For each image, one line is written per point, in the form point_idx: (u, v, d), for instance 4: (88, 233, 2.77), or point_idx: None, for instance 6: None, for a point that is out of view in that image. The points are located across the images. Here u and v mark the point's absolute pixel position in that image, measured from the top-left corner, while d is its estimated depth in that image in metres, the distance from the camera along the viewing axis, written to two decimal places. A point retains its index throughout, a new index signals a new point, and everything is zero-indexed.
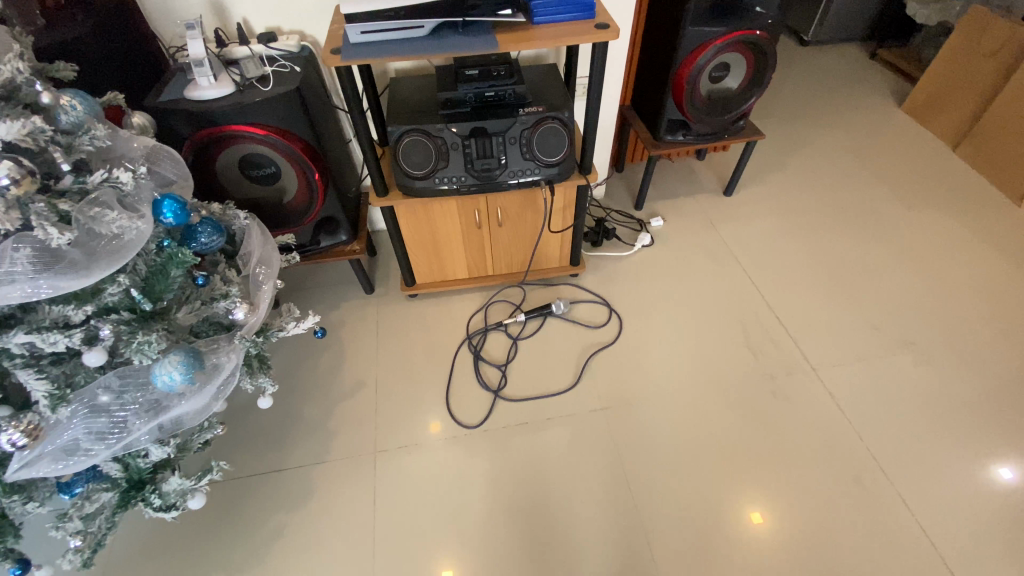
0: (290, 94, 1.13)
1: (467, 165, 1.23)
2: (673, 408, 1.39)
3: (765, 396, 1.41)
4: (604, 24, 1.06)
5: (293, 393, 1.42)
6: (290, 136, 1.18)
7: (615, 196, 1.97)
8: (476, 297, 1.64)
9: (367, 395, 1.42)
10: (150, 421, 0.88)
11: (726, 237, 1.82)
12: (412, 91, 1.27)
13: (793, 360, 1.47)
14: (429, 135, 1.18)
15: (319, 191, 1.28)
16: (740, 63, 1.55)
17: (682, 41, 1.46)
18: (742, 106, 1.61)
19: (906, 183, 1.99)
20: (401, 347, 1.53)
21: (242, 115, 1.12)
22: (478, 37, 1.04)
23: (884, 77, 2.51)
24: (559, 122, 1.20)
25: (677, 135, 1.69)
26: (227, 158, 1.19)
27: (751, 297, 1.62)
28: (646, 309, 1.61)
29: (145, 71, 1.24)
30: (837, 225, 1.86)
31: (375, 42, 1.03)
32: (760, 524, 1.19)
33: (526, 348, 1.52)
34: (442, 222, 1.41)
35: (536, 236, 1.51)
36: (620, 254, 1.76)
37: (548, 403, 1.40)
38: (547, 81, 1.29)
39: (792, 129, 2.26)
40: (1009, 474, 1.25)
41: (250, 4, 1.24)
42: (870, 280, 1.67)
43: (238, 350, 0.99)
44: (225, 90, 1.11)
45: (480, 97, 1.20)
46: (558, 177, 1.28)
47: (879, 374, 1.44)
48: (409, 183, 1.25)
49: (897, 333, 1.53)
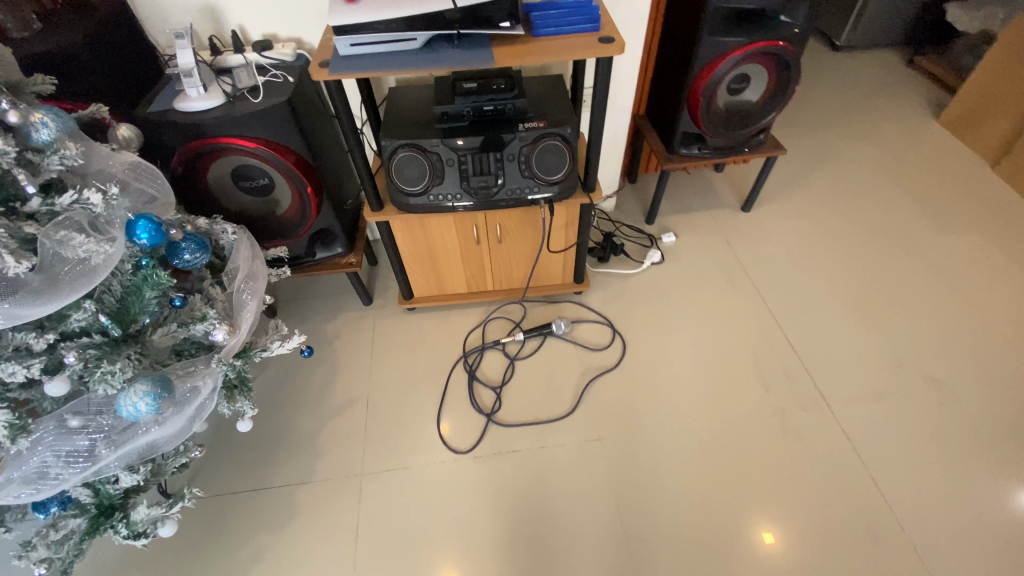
0: (280, 106, 1.09)
1: (463, 182, 1.18)
2: (675, 441, 1.31)
3: (774, 432, 1.32)
4: (609, 37, 1.00)
5: (283, 407, 1.40)
6: (282, 149, 1.14)
7: (626, 209, 1.89)
8: (475, 312, 1.59)
9: (358, 413, 1.38)
10: (118, 449, 0.84)
11: (742, 256, 1.73)
12: (410, 103, 1.22)
13: (807, 394, 1.38)
14: (423, 150, 1.14)
15: (312, 204, 1.24)
16: (761, 75, 1.45)
17: (698, 52, 1.37)
18: (762, 121, 1.52)
19: (939, 203, 1.87)
20: (395, 363, 1.49)
21: (231, 127, 1.08)
22: (473, 51, 0.99)
23: (920, 86, 2.36)
24: (561, 139, 1.14)
25: (692, 148, 1.61)
26: (219, 169, 1.17)
27: (765, 323, 1.53)
28: (652, 332, 1.53)
29: (145, 77, 1.21)
30: (862, 246, 1.75)
31: (365, 55, 0.99)
32: (772, 545, 1.16)
33: (523, 370, 1.46)
34: (439, 237, 1.37)
35: (538, 252, 1.45)
36: (628, 272, 1.69)
37: (543, 430, 1.34)
38: (551, 93, 1.23)
39: (818, 141, 2.14)
40: None
41: (245, 11, 1.20)
42: (895, 307, 1.56)
43: (214, 374, 0.96)
44: (215, 101, 1.08)
45: (479, 111, 1.14)
46: (558, 196, 1.22)
47: (899, 413, 1.34)
48: (402, 199, 1.20)
49: (922, 369, 1.42)
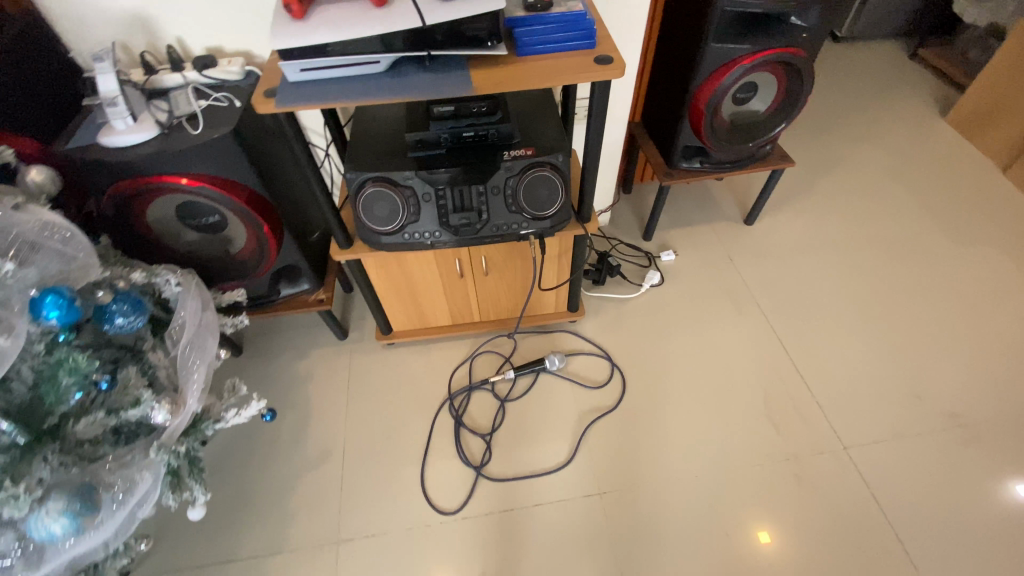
0: (225, 138, 0.94)
1: (442, 219, 1.03)
2: (681, 494, 1.20)
3: (788, 481, 1.22)
4: (606, 56, 0.85)
5: (250, 463, 1.26)
6: (231, 186, 0.99)
7: (622, 224, 1.76)
8: (462, 346, 1.46)
9: (332, 470, 1.25)
10: (35, 569, 0.71)
11: (747, 275, 1.61)
12: (378, 125, 1.07)
13: (822, 436, 1.27)
14: (394, 185, 0.99)
15: (270, 245, 1.09)
16: (770, 85, 1.32)
17: (701, 61, 1.23)
18: (769, 134, 1.39)
19: (950, 213, 1.76)
20: (374, 408, 1.35)
21: (168, 164, 0.93)
22: (447, 74, 0.84)
23: (925, 82, 2.24)
24: (552, 169, 1.00)
25: (693, 162, 1.48)
26: (160, 209, 1.01)
27: (773, 354, 1.43)
28: (653, 365, 1.41)
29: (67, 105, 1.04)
30: (871, 263, 1.64)
31: (318, 80, 0.84)
32: (766, 545, 1.14)
33: (514, 412, 1.33)
34: (418, 272, 1.22)
35: (529, 283, 1.31)
36: (625, 296, 1.56)
37: (537, 484, 1.22)
38: (539, 113, 1.08)
39: (822, 144, 2.02)
40: None
41: (183, 21, 1.04)
42: (909, 333, 1.46)
43: (154, 467, 0.82)
44: (147, 133, 0.92)
45: (456, 137, 0.99)
46: (550, 232, 1.09)
47: (919, 454, 1.25)
48: (373, 238, 1.05)
49: (942, 404, 1.32)
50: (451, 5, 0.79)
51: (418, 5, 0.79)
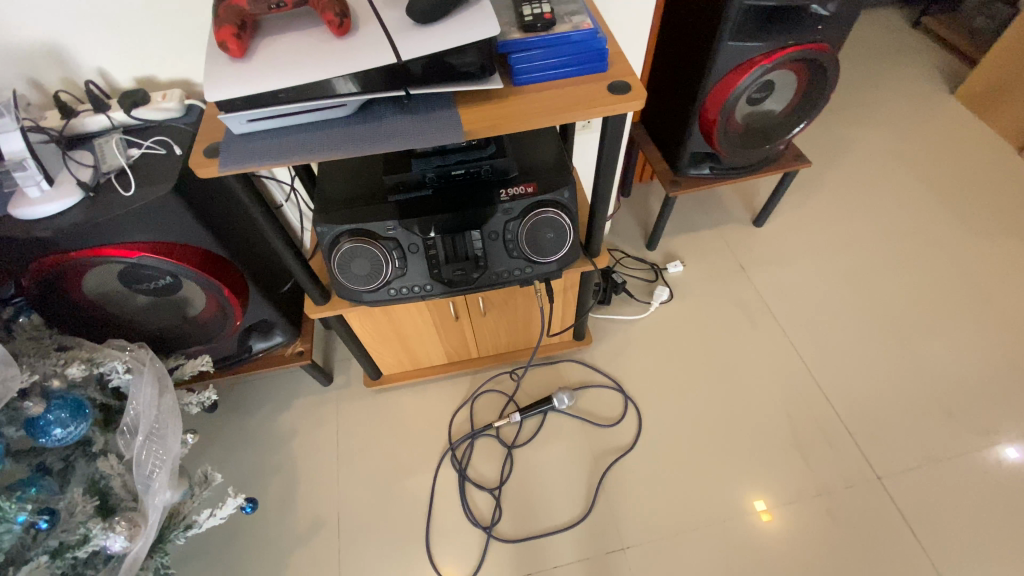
0: (167, 199, 0.78)
1: (432, 270, 0.89)
2: (712, 544, 1.11)
3: (823, 521, 1.14)
4: (621, 83, 0.72)
5: (236, 540, 1.14)
6: (182, 250, 0.84)
7: (624, 232, 1.63)
8: (460, 386, 1.33)
9: (329, 540, 1.14)
10: None
11: (761, 285, 1.51)
12: (349, 163, 0.91)
13: (853, 466, 1.20)
14: (375, 238, 0.84)
15: (234, 309, 0.94)
16: (787, 82, 1.19)
17: (714, 61, 1.08)
18: (785, 136, 1.26)
19: (968, 200, 1.67)
20: (369, 465, 1.23)
21: (98, 234, 0.77)
22: (430, 115, 0.69)
23: (930, 53, 2.12)
24: (557, 208, 0.86)
25: (702, 168, 1.33)
26: (99, 280, 0.87)
27: (795, 374, 1.34)
28: (668, 394, 1.31)
29: None
30: (889, 262, 1.54)
31: (271, 131, 0.68)
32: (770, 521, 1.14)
33: (524, 461, 1.22)
34: (407, 318, 1.09)
35: (531, 318, 1.19)
36: (633, 316, 1.44)
37: (554, 542, 1.12)
38: (536, 134, 0.94)
39: (827, 129, 1.90)
40: (1015, 454, 1.20)
41: (104, 51, 0.86)
42: (935, 341, 1.38)
43: None
44: (67, 199, 0.76)
45: (444, 176, 0.85)
46: (556, 274, 0.96)
47: (956, 479, 1.18)
48: (354, 296, 0.91)
49: (975, 420, 1.25)
50: (431, 33, 0.64)
51: (390, 34, 0.64)
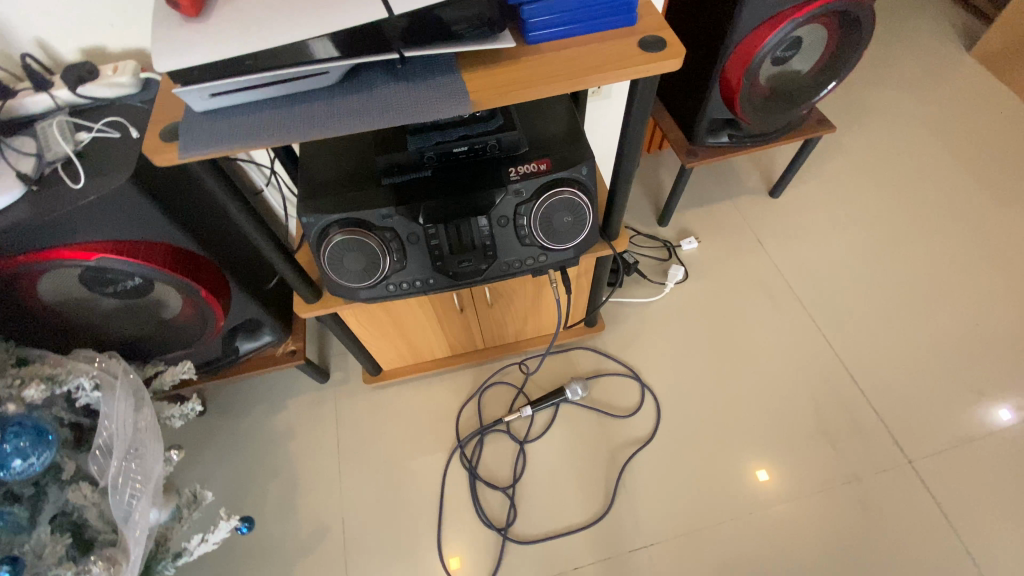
0: (124, 190, 0.68)
1: (435, 262, 0.79)
2: (738, 537, 1.06)
3: (852, 509, 1.08)
4: (652, 39, 0.61)
5: (237, 552, 1.08)
6: (149, 248, 0.74)
7: (633, 209, 1.53)
8: (466, 380, 1.25)
9: (334, 548, 1.07)
10: None
11: (779, 261, 1.42)
12: (336, 143, 0.80)
13: (882, 450, 1.14)
14: (369, 229, 0.74)
15: (214, 310, 0.85)
16: (817, 39, 1.08)
17: (739, 16, 0.97)
18: (812, 98, 1.15)
19: (991, 164, 1.57)
20: (373, 466, 1.16)
21: (49, 233, 0.67)
22: (428, 82, 0.58)
23: (944, 8, 2.00)
24: (575, 187, 0.76)
25: (720, 137, 1.23)
26: (55, 287, 0.76)
27: (818, 355, 1.27)
28: (686, 381, 1.24)
29: None
30: (912, 232, 1.46)
31: (240, 107, 0.57)
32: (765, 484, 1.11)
33: (536, 456, 1.15)
34: (407, 311, 1.00)
35: (540, 305, 1.10)
36: (646, 299, 1.36)
37: (573, 542, 1.06)
38: (544, 102, 0.83)
39: (841, 92, 1.79)
40: (1007, 416, 1.17)
41: (39, 18, 0.74)
42: (962, 315, 1.31)
43: None
44: (9, 196, 0.65)
45: (445, 155, 0.75)
46: (572, 262, 0.87)
47: (989, 461, 1.12)
48: (347, 292, 0.81)
49: (1008, 397, 1.19)
50: None
51: None
